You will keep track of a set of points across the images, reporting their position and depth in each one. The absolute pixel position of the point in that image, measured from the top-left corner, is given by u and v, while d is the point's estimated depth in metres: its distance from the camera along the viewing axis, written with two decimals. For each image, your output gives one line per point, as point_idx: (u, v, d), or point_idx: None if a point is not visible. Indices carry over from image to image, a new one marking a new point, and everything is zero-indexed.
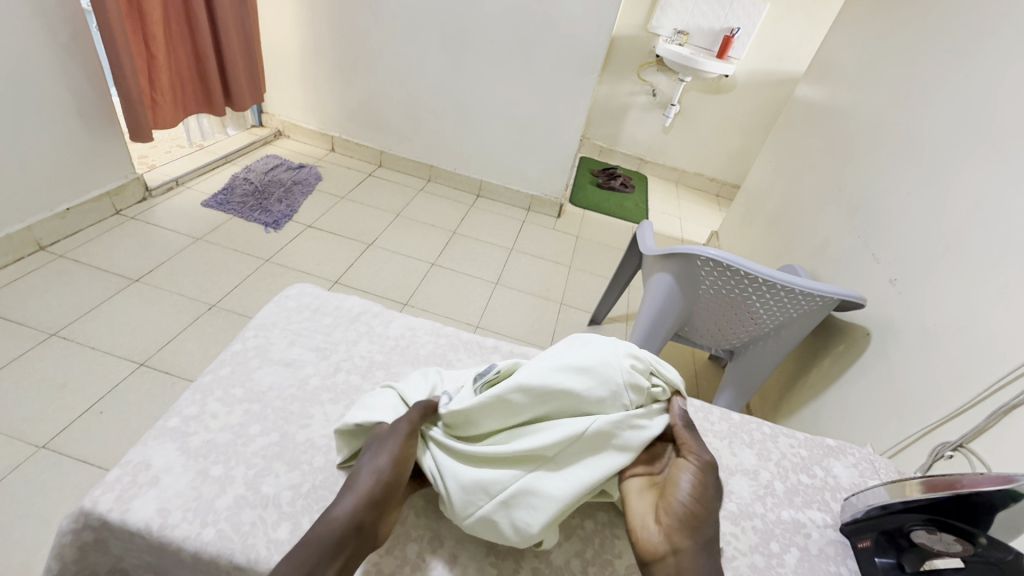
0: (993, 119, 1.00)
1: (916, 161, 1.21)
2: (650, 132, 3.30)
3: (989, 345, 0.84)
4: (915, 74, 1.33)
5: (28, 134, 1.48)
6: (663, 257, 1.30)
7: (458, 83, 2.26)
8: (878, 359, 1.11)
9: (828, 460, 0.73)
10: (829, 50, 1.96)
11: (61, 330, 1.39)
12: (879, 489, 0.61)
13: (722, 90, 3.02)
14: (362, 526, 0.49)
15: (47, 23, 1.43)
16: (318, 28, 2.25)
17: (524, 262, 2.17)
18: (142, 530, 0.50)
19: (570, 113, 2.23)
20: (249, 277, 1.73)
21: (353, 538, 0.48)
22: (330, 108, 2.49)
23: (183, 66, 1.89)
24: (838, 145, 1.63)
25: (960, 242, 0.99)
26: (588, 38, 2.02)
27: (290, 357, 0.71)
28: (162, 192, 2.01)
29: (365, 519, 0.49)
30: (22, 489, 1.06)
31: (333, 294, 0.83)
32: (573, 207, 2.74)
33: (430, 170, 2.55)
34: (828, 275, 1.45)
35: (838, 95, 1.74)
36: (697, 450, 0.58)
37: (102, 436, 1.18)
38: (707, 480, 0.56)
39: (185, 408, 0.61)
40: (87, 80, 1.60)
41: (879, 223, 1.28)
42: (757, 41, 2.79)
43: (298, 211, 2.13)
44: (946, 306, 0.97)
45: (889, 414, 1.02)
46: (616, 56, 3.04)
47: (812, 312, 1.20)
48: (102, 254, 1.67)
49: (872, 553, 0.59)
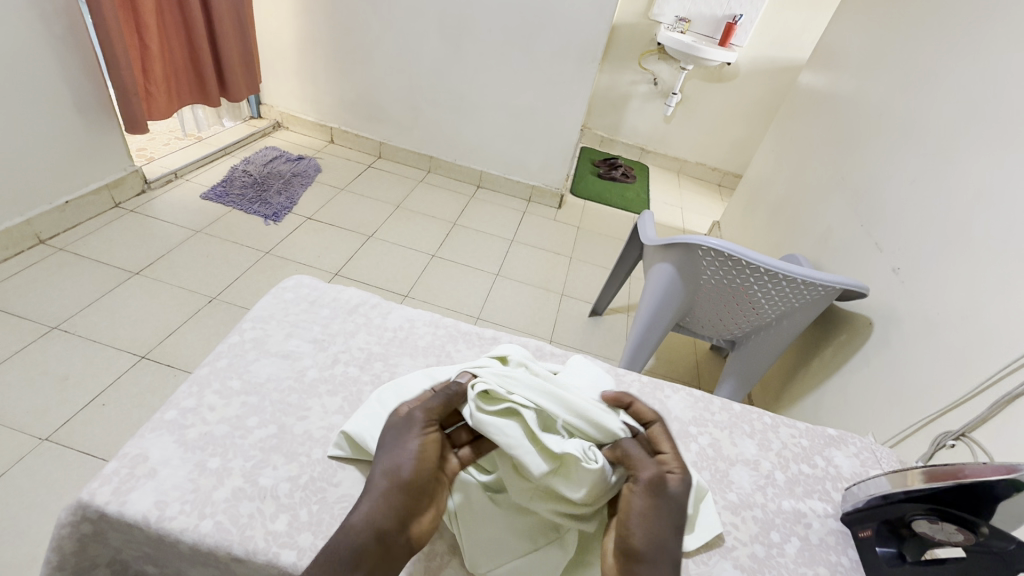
0: (1001, 105, 0.98)
1: (921, 149, 1.19)
2: (651, 122, 3.27)
3: (993, 335, 0.83)
4: (920, 60, 1.30)
5: (27, 128, 1.47)
6: (664, 247, 1.29)
7: (457, 73, 2.23)
8: (882, 349, 1.10)
9: (829, 450, 0.73)
10: (833, 36, 1.93)
11: (62, 324, 1.39)
12: (880, 478, 0.60)
13: (725, 78, 2.98)
14: (384, 533, 0.46)
15: (42, 13, 1.41)
16: (314, 17, 2.22)
17: (524, 253, 2.16)
18: (140, 522, 0.50)
19: (571, 102, 2.20)
20: (249, 270, 1.72)
21: (377, 546, 0.45)
22: (329, 99, 2.47)
23: (177, 56, 1.86)
24: (841, 132, 1.61)
25: (964, 230, 0.98)
26: (588, 27, 1.99)
27: (287, 349, 0.70)
28: (161, 185, 2.00)
29: (389, 526, 0.47)
30: (27, 480, 1.06)
31: (330, 286, 0.82)
32: (574, 198, 2.72)
33: (430, 161, 2.54)
34: (831, 264, 1.44)
35: (843, 82, 1.71)
36: (639, 470, 0.53)
37: (105, 428, 1.19)
38: (654, 499, 0.51)
39: (183, 400, 0.61)
40: (83, 72, 1.59)
41: (882, 211, 1.27)
42: (761, 28, 2.75)
43: (297, 203, 2.11)
44: (951, 295, 0.95)
45: (890, 404, 1.02)
46: (618, 44, 3.00)
47: (815, 301, 1.19)
48: (101, 247, 1.66)
49: (873, 543, 0.59)
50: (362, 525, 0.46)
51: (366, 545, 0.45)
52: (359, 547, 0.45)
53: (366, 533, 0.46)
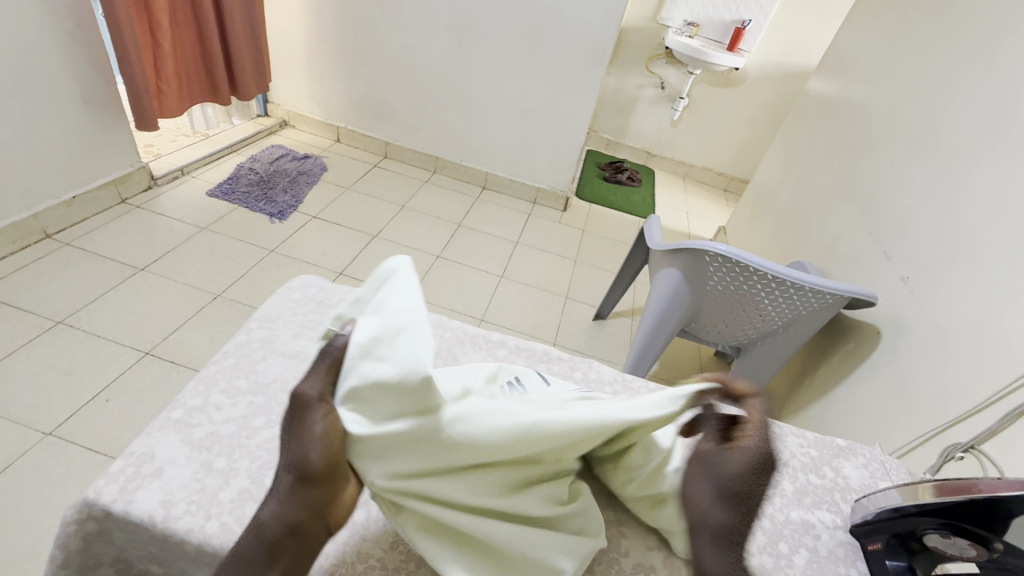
0: (1013, 114, 0.97)
1: (931, 158, 1.18)
2: (658, 126, 3.26)
3: (1002, 347, 0.83)
4: (931, 70, 1.30)
5: (35, 123, 1.48)
6: (671, 252, 1.28)
7: (464, 74, 2.23)
8: (889, 358, 1.10)
9: (838, 460, 0.72)
10: (843, 43, 1.93)
11: (66, 319, 1.39)
12: (891, 491, 0.59)
13: (732, 83, 2.98)
14: (296, 524, 0.45)
15: (52, 9, 1.42)
16: (324, 17, 2.23)
17: (529, 255, 2.16)
18: (146, 521, 0.49)
19: (578, 105, 2.20)
20: (254, 268, 1.72)
21: (289, 540, 0.44)
22: (336, 99, 2.47)
23: (189, 54, 1.87)
24: (850, 140, 1.61)
25: (975, 241, 0.97)
26: (597, 30, 1.99)
27: (294, 349, 0.70)
28: (168, 181, 2.01)
29: (300, 517, 0.45)
30: (29, 475, 1.06)
31: (338, 286, 0.82)
32: (579, 201, 2.71)
33: (436, 162, 2.54)
34: (838, 272, 1.43)
35: (852, 90, 1.71)
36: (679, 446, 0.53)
37: (107, 423, 1.19)
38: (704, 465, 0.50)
39: (190, 399, 0.61)
40: (93, 68, 1.60)
41: (892, 220, 1.26)
42: (769, 33, 2.74)
43: (304, 202, 2.12)
44: (961, 306, 0.95)
45: (897, 415, 1.01)
46: (625, 47, 3.00)
47: (821, 309, 1.19)
48: (107, 243, 1.66)
49: (883, 556, 0.58)
50: (270, 521, 0.45)
51: (279, 538, 0.44)
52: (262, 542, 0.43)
53: (273, 527, 0.44)
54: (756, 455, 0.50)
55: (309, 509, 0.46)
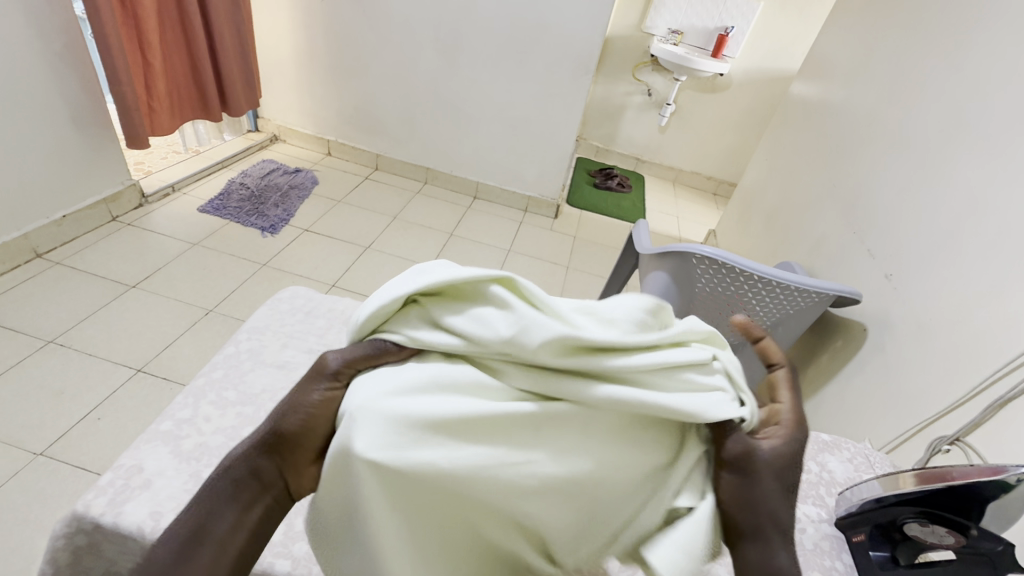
0: (987, 114, 1.00)
1: (910, 158, 1.21)
2: (646, 132, 3.31)
3: (986, 339, 0.84)
4: (907, 71, 1.33)
5: (26, 144, 1.49)
6: (659, 255, 1.30)
7: (453, 85, 2.26)
8: (876, 354, 1.11)
9: (822, 455, 0.73)
10: (823, 46, 1.97)
11: (58, 337, 1.39)
12: (872, 482, 0.61)
13: (718, 88, 3.03)
14: (263, 470, 0.42)
15: (41, 31, 1.44)
16: (313, 32, 2.26)
17: (521, 263, 2.17)
18: (135, 533, 0.50)
19: (566, 114, 2.23)
20: (246, 282, 1.73)
21: (251, 482, 0.42)
22: (327, 113, 2.50)
23: (180, 72, 1.89)
24: (832, 141, 1.64)
25: (953, 238, 1.00)
26: (583, 39, 2.02)
27: (283, 359, 0.71)
28: (159, 199, 2.01)
29: (266, 464, 0.43)
30: (20, 496, 1.06)
31: (326, 297, 0.83)
32: (570, 208, 2.74)
33: (427, 172, 2.56)
34: (824, 271, 1.45)
35: (833, 92, 1.75)
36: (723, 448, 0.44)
37: (99, 441, 1.18)
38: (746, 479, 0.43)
39: (178, 411, 0.61)
40: (82, 87, 1.61)
41: (873, 219, 1.28)
42: (752, 39, 2.80)
43: (295, 215, 2.13)
44: (944, 301, 0.96)
45: (885, 409, 1.02)
46: (611, 56, 3.05)
47: (810, 308, 1.20)
48: (98, 261, 1.67)
49: (866, 547, 0.59)
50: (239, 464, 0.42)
51: (243, 481, 0.42)
52: (235, 482, 0.41)
53: (240, 467, 0.42)
54: (800, 440, 0.46)
55: (277, 458, 0.43)
